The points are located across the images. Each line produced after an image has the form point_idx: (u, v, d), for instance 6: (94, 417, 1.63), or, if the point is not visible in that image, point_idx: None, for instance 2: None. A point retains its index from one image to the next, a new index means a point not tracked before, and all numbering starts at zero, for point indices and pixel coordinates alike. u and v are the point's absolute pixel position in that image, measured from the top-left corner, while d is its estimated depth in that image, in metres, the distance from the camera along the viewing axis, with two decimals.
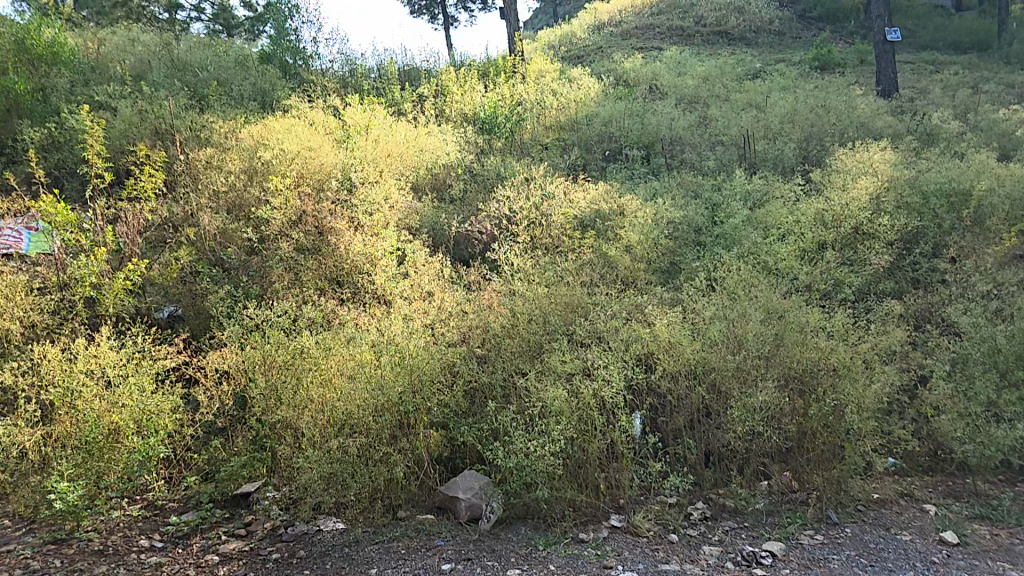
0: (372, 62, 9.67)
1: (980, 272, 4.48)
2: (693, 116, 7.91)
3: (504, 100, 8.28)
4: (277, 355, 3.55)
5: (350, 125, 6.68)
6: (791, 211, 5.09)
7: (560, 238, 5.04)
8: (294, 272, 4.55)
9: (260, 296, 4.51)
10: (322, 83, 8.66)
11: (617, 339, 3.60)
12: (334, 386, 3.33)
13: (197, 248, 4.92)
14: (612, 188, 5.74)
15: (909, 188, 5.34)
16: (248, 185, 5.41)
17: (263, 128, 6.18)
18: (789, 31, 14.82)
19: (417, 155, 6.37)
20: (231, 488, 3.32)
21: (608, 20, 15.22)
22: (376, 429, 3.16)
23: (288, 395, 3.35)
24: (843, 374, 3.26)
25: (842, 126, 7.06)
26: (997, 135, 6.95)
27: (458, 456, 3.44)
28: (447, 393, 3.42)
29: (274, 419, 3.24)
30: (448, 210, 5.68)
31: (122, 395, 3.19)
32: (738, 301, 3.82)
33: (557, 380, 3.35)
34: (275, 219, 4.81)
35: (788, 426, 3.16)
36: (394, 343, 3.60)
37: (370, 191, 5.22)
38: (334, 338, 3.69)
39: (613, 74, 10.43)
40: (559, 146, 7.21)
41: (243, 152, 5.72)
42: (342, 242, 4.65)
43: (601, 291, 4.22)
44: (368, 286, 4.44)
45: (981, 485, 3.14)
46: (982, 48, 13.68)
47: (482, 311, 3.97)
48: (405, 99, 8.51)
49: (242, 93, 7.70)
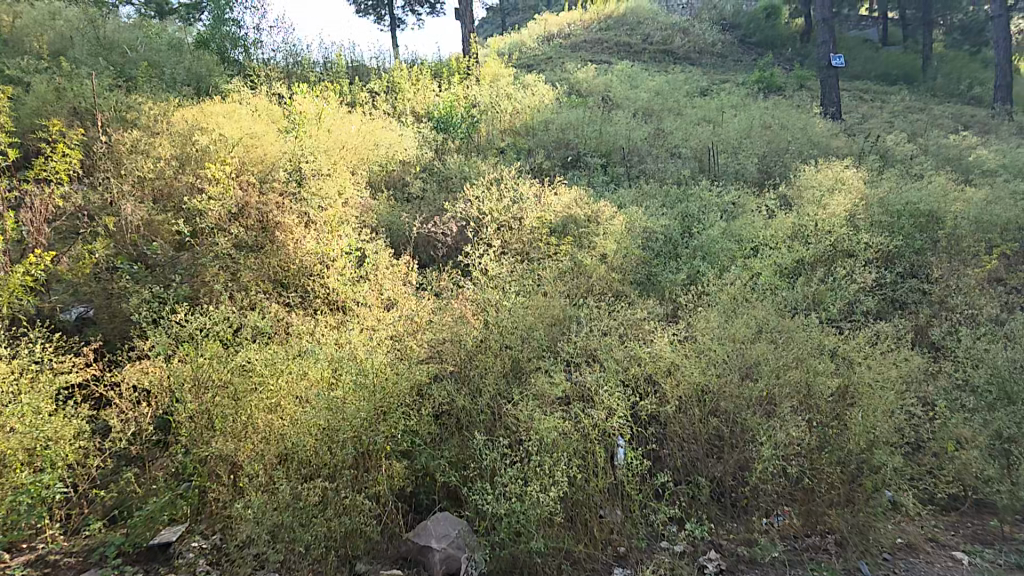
0: (318, 56, 9.05)
1: (964, 292, 4.28)
2: (653, 126, 7.61)
3: (458, 100, 7.77)
4: (215, 372, 2.97)
5: (297, 113, 6.06)
6: (766, 224, 4.84)
7: (533, 244, 4.61)
8: (230, 272, 3.94)
9: (191, 299, 3.84)
10: (264, 72, 7.94)
11: (610, 359, 3.23)
12: (286, 412, 2.82)
13: (115, 241, 4.16)
14: (583, 194, 5.35)
15: (880, 206, 5.16)
16: (180, 172, 4.69)
17: (199, 111, 5.49)
18: (731, 54, 15.01)
19: (370, 148, 5.80)
20: (147, 537, 2.67)
21: (558, 32, 14.97)
22: (335, 464, 2.69)
23: (226, 423, 2.80)
24: (857, 402, 3.02)
25: (802, 145, 6.97)
26: (947, 160, 6.97)
27: (423, 492, 2.97)
28: (416, 419, 2.96)
29: (210, 451, 2.69)
30: (405, 210, 5.14)
31: (10, 417, 2.56)
32: (739, 318, 3.52)
33: (550, 409, 2.98)
34: (212, 210, 4.16)
35: (806, 463, 2.84)
36: (356, 359, 3.11)
37: (321, 184, 4.66)
38: (283, 353, 3.16)
39: (567, 82, 10.15)
40: (518, 150, 6.78)
41: (176, 136, 4.99)
42: (290, 239, 4.11)
43: (586, 305, 3.84)
44: (319, 289, 3.90)
45: (1008, 526, 2.88)
46: (911, 79, 14.20)
47: (453, 321, 3.50)
48: (354, 91, 7.89)
49: (175, 78, 6.92)
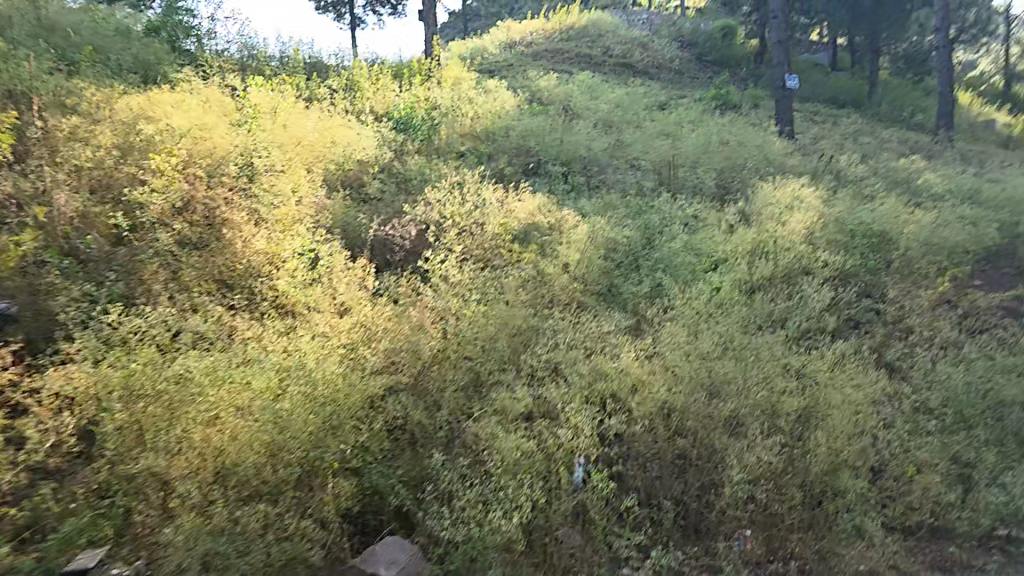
0: (275, 51, 8.71)
1: (916, 313, 4.31)
2: (614, 137, 7.59)
3: (419, 101, 7.56)
4: (148, 381, 2.75)
5: (250, 106, 5.76)
6: (726, 239, 4.81)
7: (494, 251, 4.46)
8: (171, 270, 3.67)
9: (127, 298, 3.53)
10: (216, 63, 7.56)
11: (576, 375, 3.22)
12: (225, 426, 2.63)
13: (44, 233, 3.73)
14: (547, 202, 5.25)
15: (836, 224, 5.19)
16: (121, 163, 4.34)
17: (146, 100, 5.16)
18: (689, 71, 15.24)
19: (327, 146, 5.57)
20: (61, 563, 2.35)
21: (520, 40, 14.90)
22: (276, 482, 2.54)
23: (158, 437, 2.58)
24: (815, 424, 3.09)
25: (759, 163, 7.05)
26: (897, 182, 7.14)
27: (371, 514, 2.73)
28: (368, 435, 2.81)
29: (139, 467, 2.48)
30: (362, 211, 4.94)
31: None
32: (701, 335, 3.50)
33: (511, 427, 2.93)
34: (154, 204, 3.91)
35: (772, 488, 2.85)
36: (306, 368, 2.93)
37: (275, 181, 4.45)
38: (226, 361, 2.95)
39: (529, 90, 10.06)
40: (479, 154, 6.61)
41: (119, 124, 4.66)
42: (238, 237, 3.89)
43: (551, 316, 3.74)
44: (268, 291, 3.69)
45: (966, 553, 2.89)
46: (857, 104, 14.68)
47: (411, 329, 3.35)
48: (311, 87, 7.59)
49: (120, 65, 6.50)
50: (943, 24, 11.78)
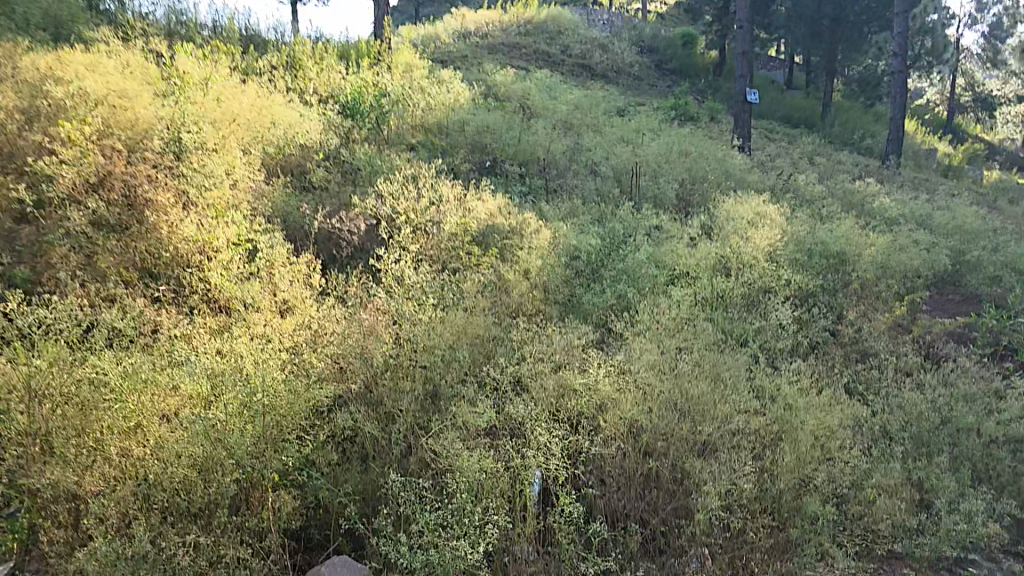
0: (206, 20, 8.10)
1: (873, 337, 4.34)
2: (573, 141, 7.43)
3: (369, 84, 7.13)
4: (57, 382, 2.35)
5: (178, 78, 5.24)
6: (690, 252, 4.71)
7: (450, 253, 4.19)
8: (84, 255, 3.24)
9: (30, 282, 3.07)
10: (141, 27, 6.89)
11: (541, 390, 3.04)
12: (148, 437, 2.28)
13: None
14: (507, 204, 5.02)
15: (795, 244, 5.22)
16: (26, 128, 3.79)
17: (57, 60, 4.59)
18: (646, 78, 15.29)
19: (266, 126, 5.11)
20: None
21: (474, 31, 14.53)
22: (209, 501, 2.19)
23: (67, 450, 2.20)
24: (788, 446, 2.98)
25: (718, 177, 7.05)
26: (851, 205, 7.29)
27: (314, 525, 2.45)
28: (312, 449, 2.51)
29: (41, 483, 2.09)
30: (306, 201, 4.57)
31: None
32: (669, 356, 3.40)
33: (471, 442, 2.69)
34: (64, 176, 3.43)
35: (750, 511, 2.66)
36: (242, 372, 2.58)
37: (206, 159, 3.99)
38: (149, 364, 2.59)
39: (484, 84, 9.78)
40: (433, 148, 6.29)
41: (24, 85, 4.09)
42: (163, 221, 3.45)
43: (514, 327, 3.52)
44: (197, 284, 3.32)
45: None
46: (811, 123, 15.11)
47: (361, 335, 3.08)
48: (250, 61, 7.04)
49: (28, 19, 5.79)
50: (898, 49, 12.23)
